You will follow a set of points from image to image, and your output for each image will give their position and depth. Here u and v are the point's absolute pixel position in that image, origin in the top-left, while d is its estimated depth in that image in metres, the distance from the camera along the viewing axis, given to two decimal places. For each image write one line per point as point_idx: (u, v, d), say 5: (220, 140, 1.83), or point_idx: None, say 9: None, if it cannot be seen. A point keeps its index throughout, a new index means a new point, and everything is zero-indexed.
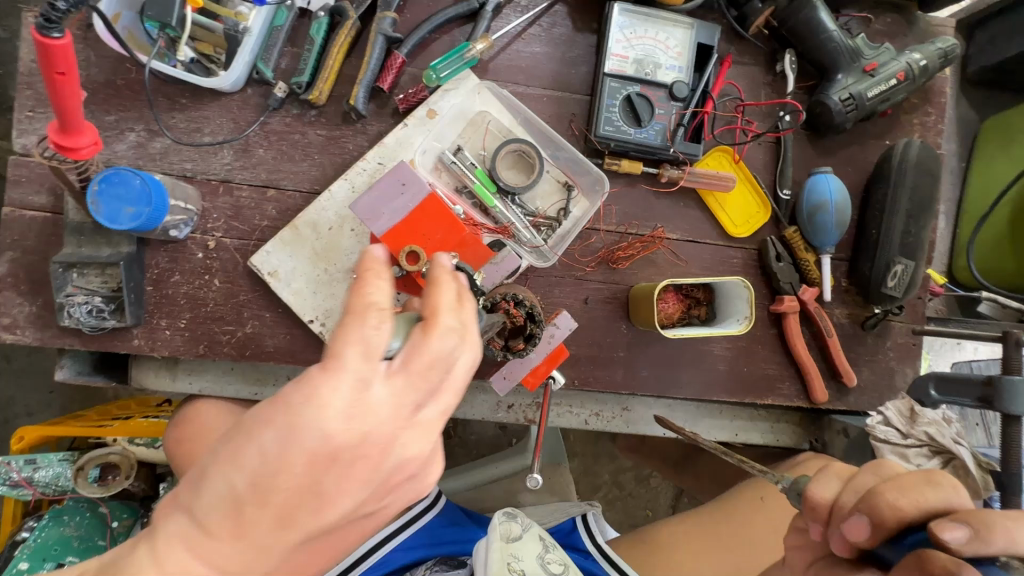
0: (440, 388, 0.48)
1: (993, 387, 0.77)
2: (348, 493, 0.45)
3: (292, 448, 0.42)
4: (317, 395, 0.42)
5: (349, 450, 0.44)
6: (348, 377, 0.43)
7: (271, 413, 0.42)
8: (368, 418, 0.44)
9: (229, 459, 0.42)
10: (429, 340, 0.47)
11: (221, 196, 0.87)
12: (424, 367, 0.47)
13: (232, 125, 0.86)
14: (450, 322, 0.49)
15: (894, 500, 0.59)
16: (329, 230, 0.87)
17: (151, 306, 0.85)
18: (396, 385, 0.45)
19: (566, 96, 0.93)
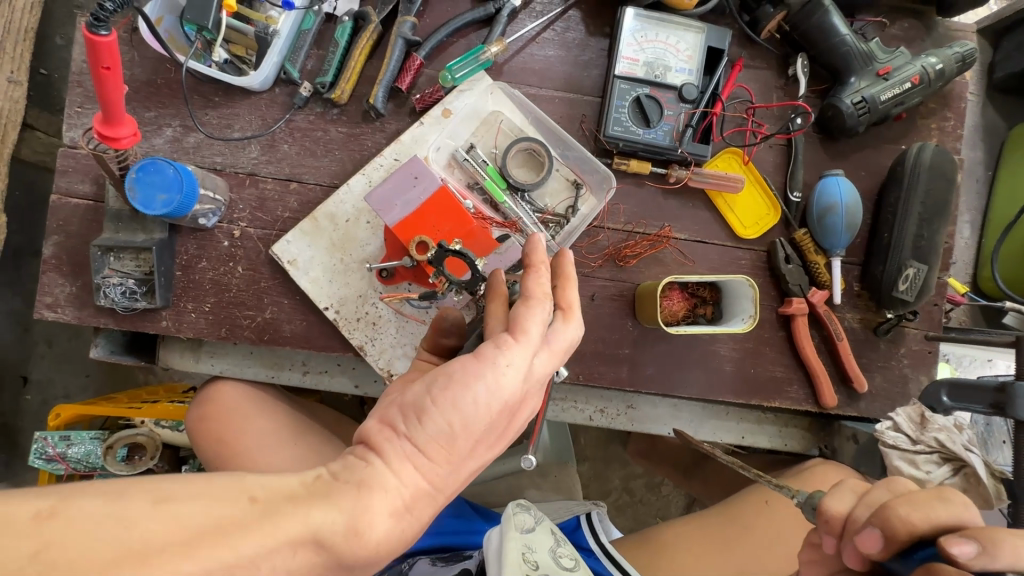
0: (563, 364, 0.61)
1: (1005, 393, 0.76)
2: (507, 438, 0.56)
3: (496, 399, 0.51)
4: (512, 358, 0.52)
5: (520, 404, 0.55)
6: (532, 347, 0.54)
7: (479, 369, 0.51)
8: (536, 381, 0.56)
9: (449, 403, 0.50)
10: (568, 325, 0.60)
11: (247, 188, 0.92)
12: (564, 347, 0.59)
13: (260, 122, 0.92)
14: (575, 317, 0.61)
15: (906, 514, 0.55)
16: (346, 222, 0.91)
17: (179, 290, 0.91)
18: (549, 358, 0.57)
19: (578, 97, 0.96)
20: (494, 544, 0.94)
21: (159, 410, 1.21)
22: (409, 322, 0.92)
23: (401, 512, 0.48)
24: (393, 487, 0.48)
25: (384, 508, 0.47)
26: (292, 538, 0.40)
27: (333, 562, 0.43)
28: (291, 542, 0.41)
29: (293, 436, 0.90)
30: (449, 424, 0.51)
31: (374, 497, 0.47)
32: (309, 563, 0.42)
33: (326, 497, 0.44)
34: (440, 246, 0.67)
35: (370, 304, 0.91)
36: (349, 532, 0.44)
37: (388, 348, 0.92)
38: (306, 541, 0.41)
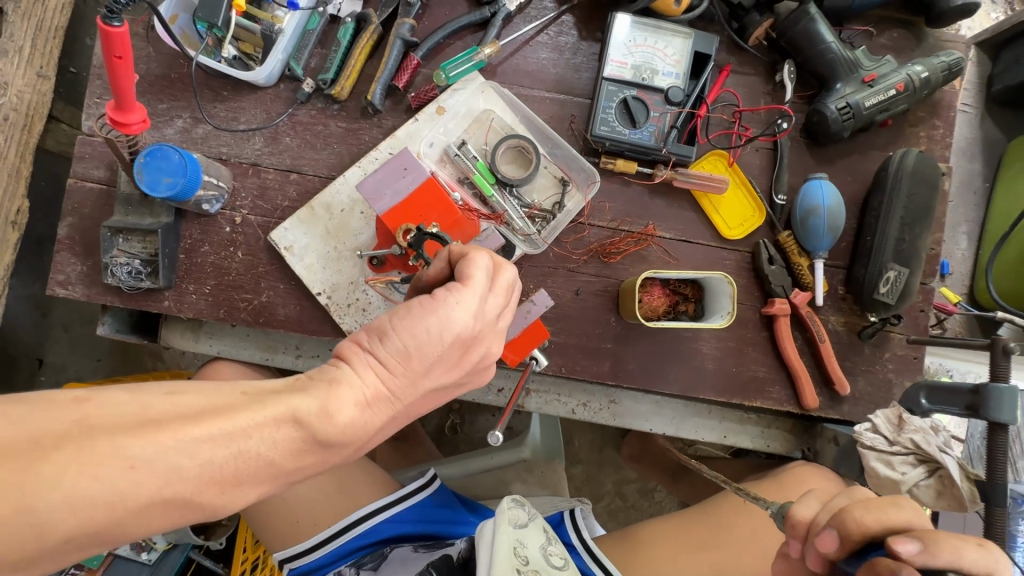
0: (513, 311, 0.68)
1: (980, 395, 0.76)
2: (463, 367, 0.62)
3: (446, 330, 0.58)
4: (460, 298, 0.59)
5: (473, 338, 0.61)
6: (478, 292, 0.60)
7: (431, 306, 0.58)
8: (485, 321, 0.62)
9: (405, 328, 0.57)
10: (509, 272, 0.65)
11: (250, 178, 0.97)
12: (509, 292, 0.65)
13: (264, 115, 0.97)
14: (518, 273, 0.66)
15: (860, 516, 0.56)
16: (341, 211, 0.96)
17: (182, 272, 0.95)
18: (498, 303, 0.63)
19: (569, 98, 0.99)
20: (486, 534, 0.96)
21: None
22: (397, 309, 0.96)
23: (364, 412, 0.55)
24: (354, 387, 0.55)
25: (350, 399, 0.53)
26: (275, 415, 0.49)
27: (312, 440, 0.51)
28: (275, 418, 0.49)
29: None
30: (404, 347, 0.57)
31: (340, 391, 0.53)
32: (290, 438, 0.50)
33: (297, 390, 0.52)
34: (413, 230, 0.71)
35: (361, 291, 0.96)
36: (325, 414, 0.51)
37: None
38: (287, 419, 0.50)
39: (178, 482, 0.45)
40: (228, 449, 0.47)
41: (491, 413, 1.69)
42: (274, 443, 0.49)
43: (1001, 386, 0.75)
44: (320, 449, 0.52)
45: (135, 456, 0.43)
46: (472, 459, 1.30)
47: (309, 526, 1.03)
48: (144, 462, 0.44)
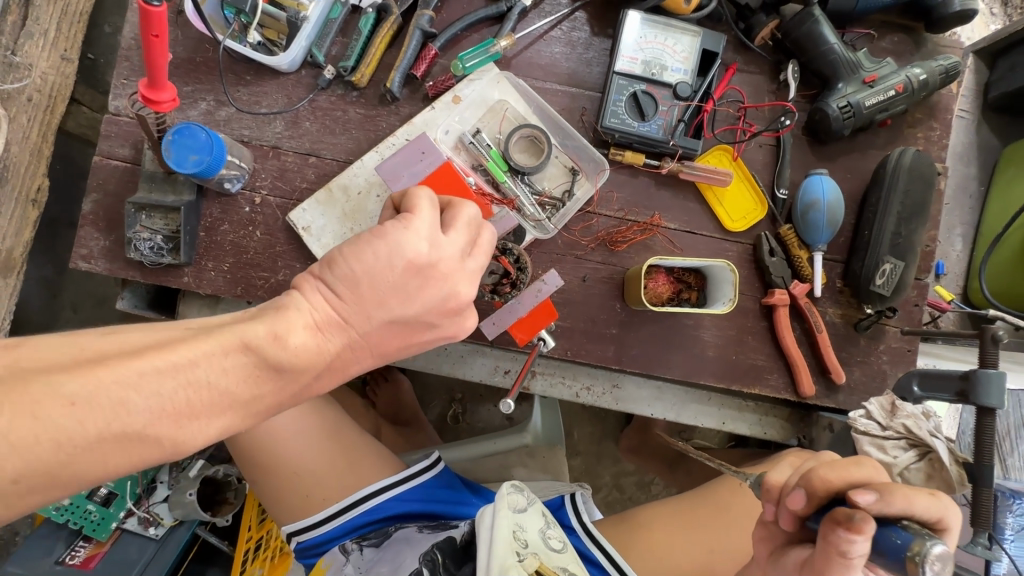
0: (477, 247, 0.69)
1: (969, 381, 0.79)
2: (424, 299, 0.63)
3: (397, 256, 0.60)
4: (408, 226, 0.62)
5: (429, 267, 0.62)
6: (427, 222, 0.63)
7: (379, 236, 0.61)
8: (438, 251, 0.63)
9: (355, 255, 0.59)
10: (464, 207, 0.69)
11: (270, 160, 1.00)
12: (466, 227, 0.68)
13: (285, 100, 1.00)
14: (473, 212, 0.69)
15: (824, 474, 0.61)
16: (358, 194, 0.99)
17: (202, 249, 0.98)
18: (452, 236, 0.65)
19: (580, 92, 1.03)
20: (486, 519, 0.97)
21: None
22: None
23: (317, 338, 0.56)
24: (304, 313, 0.56)
25: (300, 322, 0.55)
26: (224, 344, 0.50)
27: (263, 364, 0.52)
28: (221, 347, 0.49)
29: None
30: (355, 273, 0.59)
31: (289, 315, 0.55)
32: (241, 365, 0.50)
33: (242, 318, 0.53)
34: None
35: None
36: (262, 341, 0.52)
37: None
38: (236, 347, 0.50)
39: (125, 418, 0.44)
40: (174, 380, 0.46)
41: (493, 403, 1.72)
42: (223, 371, 0.49)
43: (987, 372, 0.78)
44: (273, 376, 0.53)
45: (72, 395, 0.43)
46: (475, 444, 1.33)
47: (318, 500, 1.06)
48: (82, 399, 0.43)
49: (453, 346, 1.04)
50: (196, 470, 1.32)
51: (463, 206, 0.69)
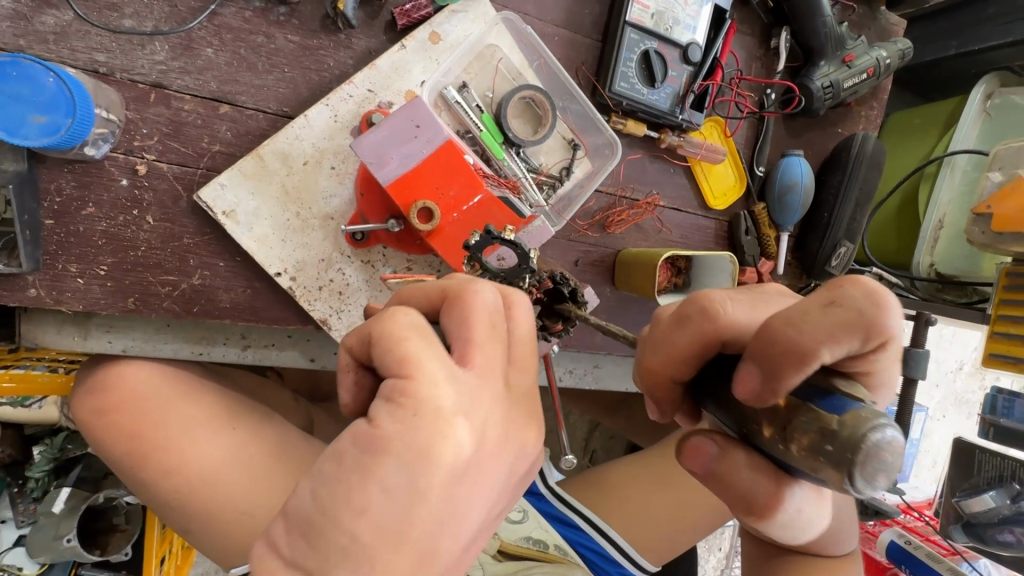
0: (516, 336, 0.41)
1: (902, 355, 0.95)
2: (464, 498, 0.35)
3: (408, 463, 0.34)
4: (411, 404, 0.35)
5: (470, 433, 0.36)
6: (433, 366, 0.36)
7: (384, 439, 0.34)
8: (474, 389, 0.37)
9: (346, 496, 0.34)
10: (460, 306, 0.40)
11: (153, 106, 0.66)
12: (481, 328, 0.39)
13: (166, 10, 0.65)
14: (486, 294, 0.40)
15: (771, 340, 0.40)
16: (303, 165, 0.72)
17: (53, 247, 0.65)
18: (481, 350, 0.39)
19: (577, 38, 0.85)
20: None
21: (30, 385, 0.96)
22: (383, 291, 0.77)
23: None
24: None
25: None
26: None
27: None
28: None
29: (229, 420, 0.78)
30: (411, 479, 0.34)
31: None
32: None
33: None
34: (487, 231, 0.55)
35: (335, 269, 0.75)
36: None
37: (357, 321, 0.77)
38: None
39: None
40: None
41: None
42: None
43: (916, 350, 0.94)
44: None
45: None
46: None
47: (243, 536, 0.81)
48: None
49: None
50: (63, 505, 1.03)
51: (465, 291, 0.40)
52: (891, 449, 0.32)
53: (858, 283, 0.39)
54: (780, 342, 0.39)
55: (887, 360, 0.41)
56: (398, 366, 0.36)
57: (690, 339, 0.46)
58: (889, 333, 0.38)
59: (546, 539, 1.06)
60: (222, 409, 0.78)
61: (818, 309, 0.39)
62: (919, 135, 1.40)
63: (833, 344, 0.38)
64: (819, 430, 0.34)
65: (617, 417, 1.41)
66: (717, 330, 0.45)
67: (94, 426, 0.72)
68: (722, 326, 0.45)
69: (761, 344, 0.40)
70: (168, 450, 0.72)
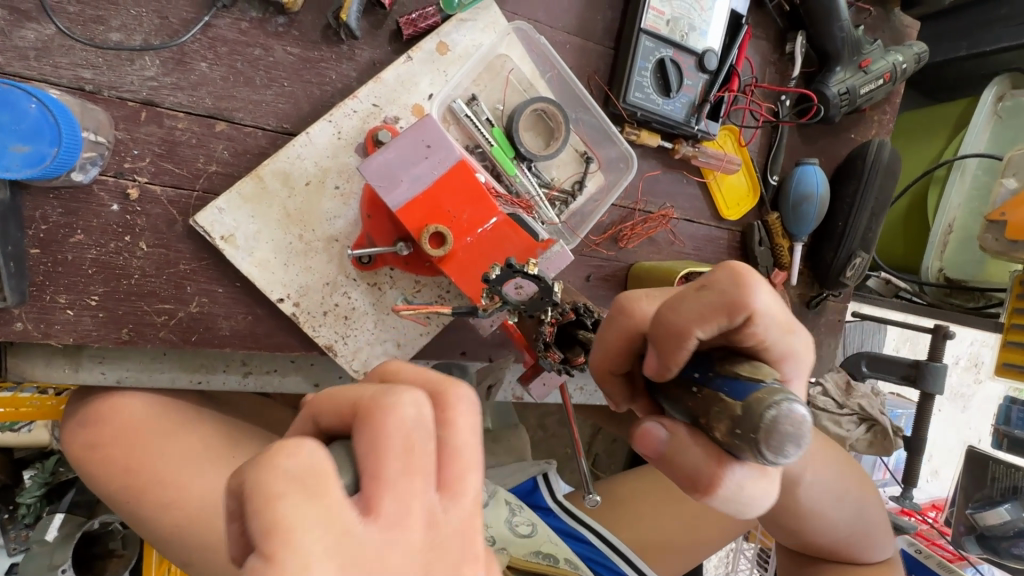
0: (456, 457, 0.28)
1: (919, 369, 0.94)
2: None
3: None
4: None
5: None
6: (313, 541, 0.22)
7: None
8: (383, 557, 0.24)
9: None
10: (370, 427, 0.25)
11: (144, 125, 0.62)
12: (400, 460, 0.25)
13: (157, 22, 0.61)
14: (409, 408, 0.26)
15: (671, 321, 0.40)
16: (306, 186, 0.68)
17: (41, 277, 0.61)
18: (399, 490, 0.25)
19: (589, 46, 0.82)
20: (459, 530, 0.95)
21: (17, 409, 0.91)
22: (391, 315, 0.73)
23: None
24: None
25: None
26: None
27: None
28: None
29: (231, 446, 0.72)
30: None
31: None
32: None
33: None
34: (507, 264, 0.52)
35: (340, 293, 0.71)
36: None
37: (364, 346, 0.73)
38: None
39: None
40: None
41: None
42: None
43: (934, 364, 0.94)
44: None
45: None
46: None
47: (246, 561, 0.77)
48: None
49: (438, 362, 0.84)
50: (56, 532, 0.99)
51: (380, 402, 0.26)
52: (792, 420, 0.31)
53: (728, 265, 0.40)
54: (671, 330, 0.40)
55: (780, 334, 0.39)
56: (262, 543, 0.22)
57: (613, 334, 0.47)
58: (759, 309, 0.38)
59: (558, 553, 0.93)
60: (222, 437, 0.73)
61: (693, 293, 0.40)
62: (928, 136, 1.38)
63: (711, 323, 0.39)
64: (729, 417, 0.33)
65: (624, 425, 1.39)
66: (633, 323, 0.46)
67: (87, 461, 0.68)
68: (637, 320, 0.45)
69: (664, 332, 0.40)
70: (167, 483, 0.66)
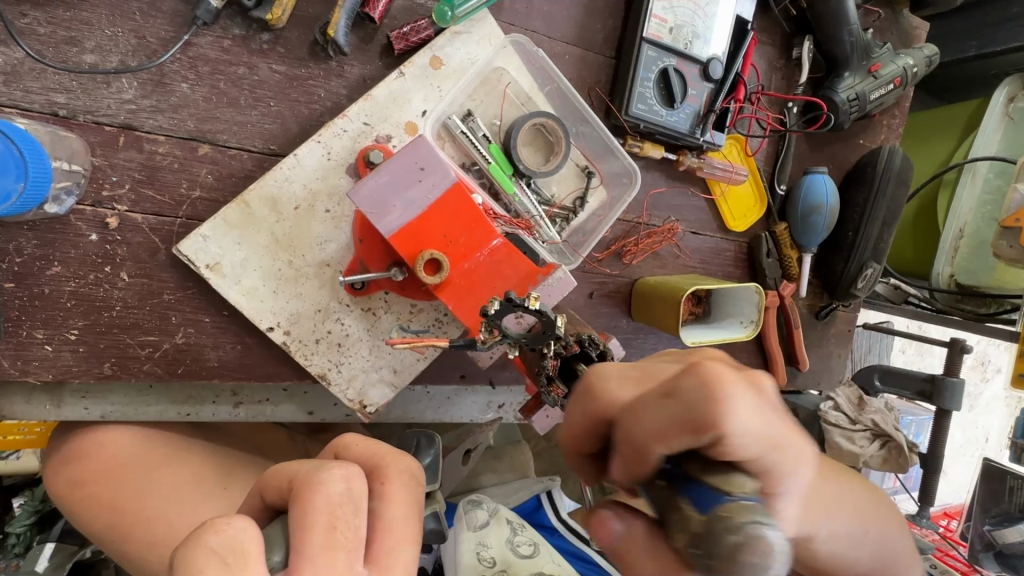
0: (383, 523, 0.36)
1: (935, 385, 0.91)
2: None
3: None
4: None
5: None
6: None
7: None
8: None
9: None
10: (305, 501, 0.33)
11: (123, 150, 0.59)
12: (327, 528, 0.32)
13: (134, 42, 0.57)
14: (337, 484, 0.34)
15: (631, 425, 0.33)
16: (294, 210, 0.65)
17: (16, 313, 0.58)
18: (318, 564, 0.31)
19: (590, 56, 0.78)
20: (448, 546, 0.90)
21: (6, 437, 0.89)
22: (386, 341, 0.70)
23: None
24: None
25: None
26: None
27: None
28: None
29: (223, 480, 0.67)
30: None
31: None
32: None
33: None
34: (507, 297, 0.49)
35: (333, 320, 0.68)
36: None
37: (358, 374, 0.70)
38: None
39: None
40: None
41: None
42: None
43: (950, 379, 0.90)
44: None
45: None
46: None
47: None
48: None
49: (437, 386, 0.81)
50: (47, 562, 0.96)
51: (313, 478, 0.34)
52: (759, 546, 0.25)
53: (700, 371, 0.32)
54: (631, 439, 0.33)
55: (763, 452, 0.31)
56: None
57: (582, 421, 0.39)
58: (729, 431, 0.30)
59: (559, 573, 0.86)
60: (215, 470, 0.69)
61: (658, 401, 0.33)
62: (938, 138, 1.35)
63: (675, 444, 0.31)
64: (682, 532, 0.28)
65: None
66: (601, 409, 0.38)
67: (71, 500, 0.64)
68: (607, 407, 0.37)
69: (626, 434, 0.34)
70: (156, 521, 0.60)
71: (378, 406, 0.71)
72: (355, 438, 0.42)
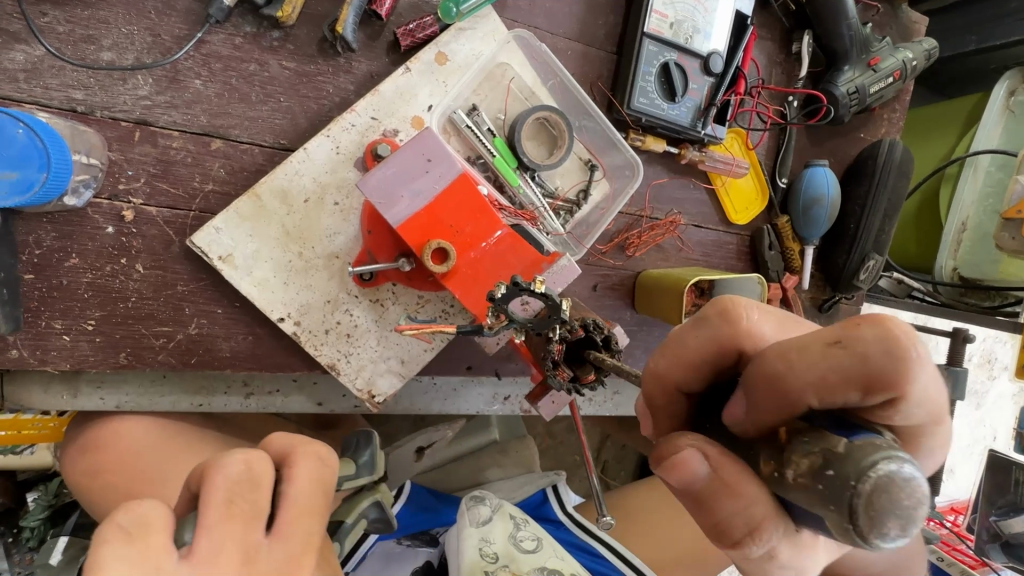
0: (286, 500, 0.35)
1: (938, 374, 0.91)
2: None
3: None
4: None
5: None
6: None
7: None
8: None
9: None
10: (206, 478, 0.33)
11: (138, 145, 0.61)
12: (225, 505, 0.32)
13: (149, 40, 0.59)
14: (235, 466, 0.33)
15: (772, 360, 0.31)
16: (304, 202, 0.66)
17: (35, 303, 0.59)
18: (216, 534, 0.31)
19: (592, 51, 0.80)
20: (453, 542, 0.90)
21: (20, 431, 0.91)
22: (394, 332, 0.71)
23: None
24: None
25: None
26: None
27: None
28: None
29: None
30: None
31: None
32: None
33: None
34: (513, 281, 0.50)
35: (342, 311, 0.70)
36: None
37: (367, 364, 0.71)
38: None
39: None
40: None
41: None
42: None
43: (954, 369, 0.91)
44: None
45: None
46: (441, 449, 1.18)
47: None
48: None
49: (443, 378, 0.83)
50: (60, 556, 0.98)
51: (212, 464, 0.33)
52: (910, 491, 0.24)
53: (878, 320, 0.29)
54: (766, 372, 0.31)
55: (919, 422, 0.30)
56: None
57: (700, 346, 0.37)
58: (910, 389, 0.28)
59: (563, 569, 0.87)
60: None
61: (819, 343, 0.30)
62: (939, 133, 1.35)
63: (836, 396, 0.29)
64: (822, 455, 0.27)
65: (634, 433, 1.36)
66: (734, 336, 0.36)
67: (92, 488, 0.67)
68: (741, 334, 0.36)
69: (763, 374, 0.32)
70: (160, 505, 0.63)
71: (386, 396, 0.73)
72: (274, 433, 0.41)
